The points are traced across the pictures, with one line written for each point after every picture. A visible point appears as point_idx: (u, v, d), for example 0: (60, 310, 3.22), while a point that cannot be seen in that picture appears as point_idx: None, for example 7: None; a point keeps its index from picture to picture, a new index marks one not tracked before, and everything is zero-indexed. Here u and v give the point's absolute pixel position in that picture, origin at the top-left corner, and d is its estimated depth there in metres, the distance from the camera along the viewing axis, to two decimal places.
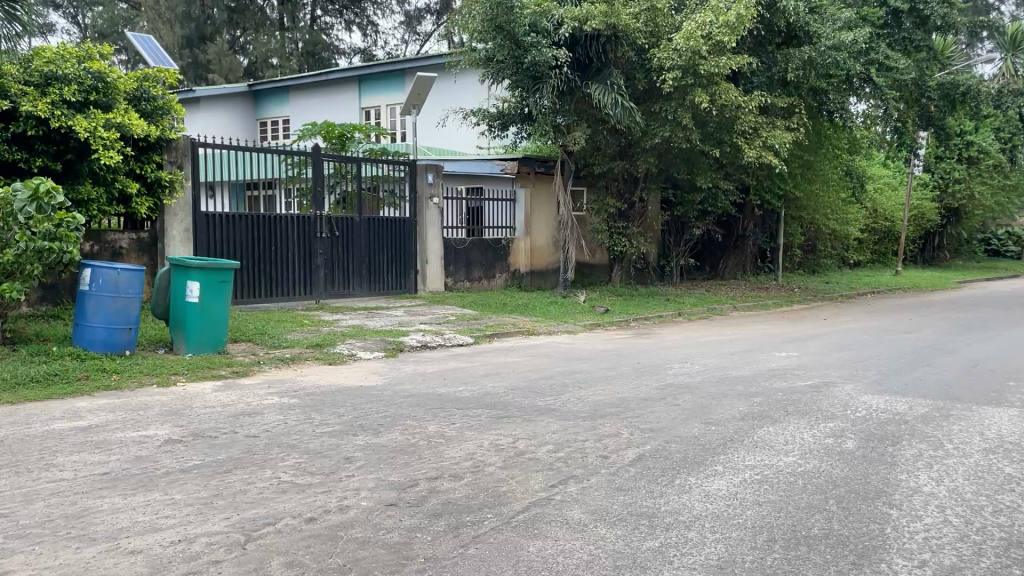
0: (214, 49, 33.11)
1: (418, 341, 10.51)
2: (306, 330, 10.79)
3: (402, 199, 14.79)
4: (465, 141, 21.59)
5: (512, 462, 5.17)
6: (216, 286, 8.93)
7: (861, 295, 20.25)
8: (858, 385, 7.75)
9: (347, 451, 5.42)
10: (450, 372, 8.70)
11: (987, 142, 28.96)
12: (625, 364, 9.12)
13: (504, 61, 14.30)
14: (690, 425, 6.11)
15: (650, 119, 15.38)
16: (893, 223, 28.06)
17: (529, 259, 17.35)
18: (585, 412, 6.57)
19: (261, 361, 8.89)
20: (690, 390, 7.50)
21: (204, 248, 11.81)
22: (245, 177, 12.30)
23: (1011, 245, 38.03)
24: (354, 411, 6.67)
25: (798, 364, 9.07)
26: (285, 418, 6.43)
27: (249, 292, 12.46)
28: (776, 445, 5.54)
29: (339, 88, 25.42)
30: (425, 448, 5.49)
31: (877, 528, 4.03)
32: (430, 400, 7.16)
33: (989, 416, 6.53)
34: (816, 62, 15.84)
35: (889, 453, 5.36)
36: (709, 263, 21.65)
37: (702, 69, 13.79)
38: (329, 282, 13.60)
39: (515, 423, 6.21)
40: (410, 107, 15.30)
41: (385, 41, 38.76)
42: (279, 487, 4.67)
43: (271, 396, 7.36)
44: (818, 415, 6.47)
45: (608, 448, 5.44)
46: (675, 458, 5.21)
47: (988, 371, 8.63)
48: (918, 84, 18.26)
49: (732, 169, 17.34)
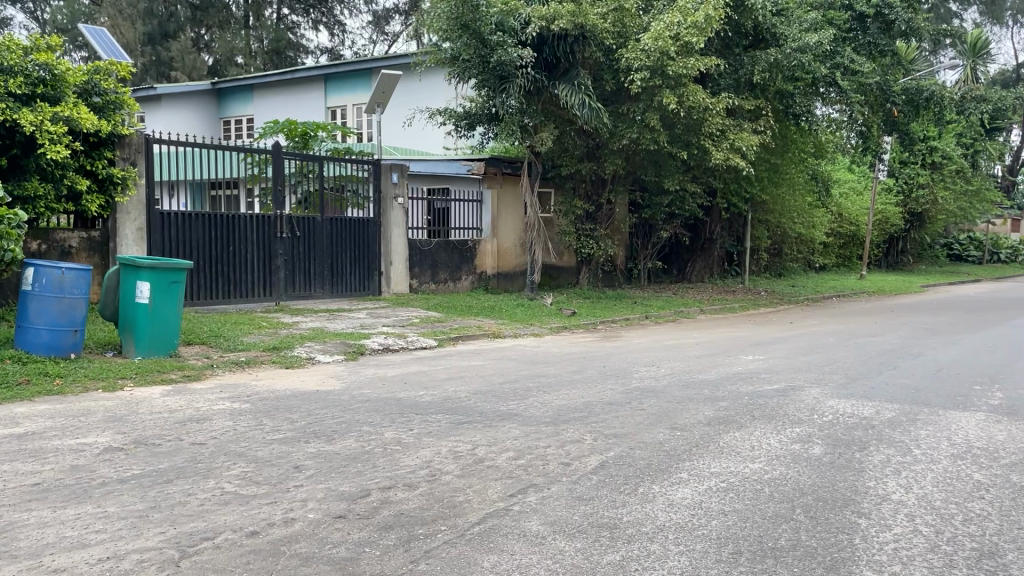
0: (177, 47, 32.59)
1: (380, 344, 10.27)
2: (264, 332, 10.50)
3: (367, 200, 14.51)
4: (432, 142, 21.35)
5: (470, 469, 4.96)
6: (167, 287, 8.59)
7: (827, 299, 20.34)
8: (825, 388, 7.66)
9: (297, 459, 5.17)
10: (412, 376, 8.48)
11: (950, 148, 29.51)
12: (590, 368, 8.95)
13: (470, 60, 14.11)
14: (654, 430, 5.95)
15: (618, 120, 15.29)
16: (858, 227, 28.31)
17: (495, 261, 17.16)
18: (548, 418, 6.38)
19: (215, 365, 8.58)
20: (656, 395, 7.34)
21: (159, 248, 11.46)
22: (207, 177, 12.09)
23: (973, 249, 38.58)
24: (308, 416, 6.41)
25: (765, 367, 8.96)
26: (234, 425, 6.15)
27: (206, 293, 12.11)
28: (742, 451, 5.39)
29: (305, 88, 25.05)
30: (379, 455, 5.26)
31: (845, 538, 3.88)
32: (388, 404, 6.92)
33: (956, 420, 6.45)
34: (782, 64, 15.89)
35: (856, 459, 5.24)
36: (676, 266, 21.64)
37: (670, 69, 13.72)
38: (290, 284, 13.28)
39: (476, 429, 6.00)
40: (375, 105, 15.10)
41: (352, 41, 38.41)
42: (222, 498, 4.41)
43: (223, 401, 7.08)
44: (785, 420, 6.34)
45: (570, 455, 5.26)
46: (639, 464, 5.04)
47: (953, 374, 8.61)
48: (883, 89, 18.30)
49: (699, 172, 17.28)
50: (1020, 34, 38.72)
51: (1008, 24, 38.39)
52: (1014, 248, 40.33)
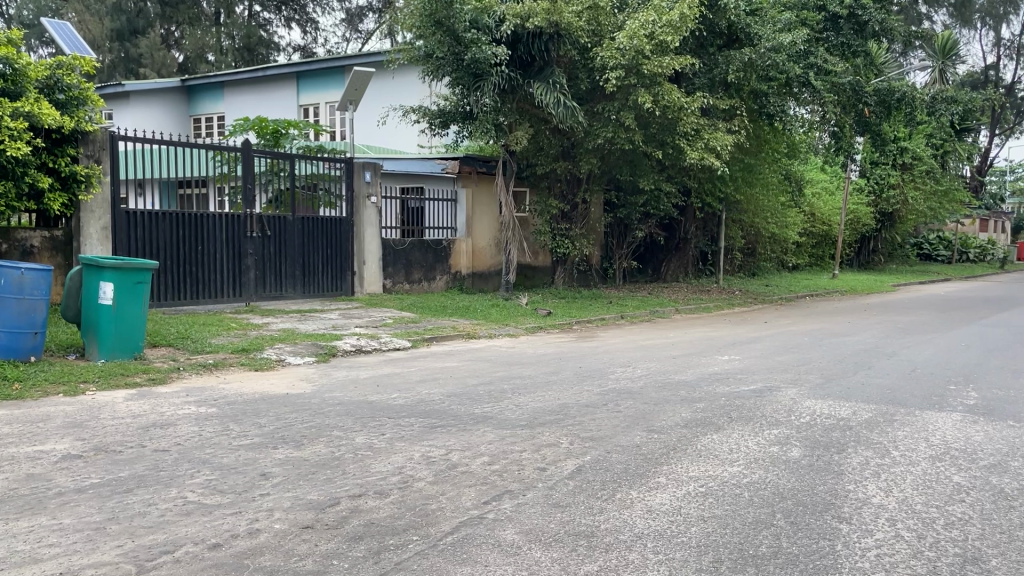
0: (146, 43, 32.10)
1: (352, 345, 10.08)
2: (234, 333, 10.27)
3: (339, 199, 14.31)
4: (406, 141, 21.13)
5: (444, 476, 4.83)
6: (132, 288, 8.35)
7: (800, 298, 20.39)
8: (802, 389, 7.62)
9: (264, 466, 5.01)
10: (386, 378, 8.32)
11: (920, 148, 29.85)
12: (566, 369, 8.84)
13: (444, 57, 13.95)
14: (632, 433, 5.84)
15: (593, 119, 15.22)
16: (830, 227, 28.54)
17: (470, 261, 17.00)
18: (523, 421, 6.26)
19: (182, 368, 8.36)
20: (633, 396, 7.25)
21: (125, 249, 11.18)
22: (177, 176, 11.84)
23: (942, 249, 39.01)
24: (276, 421, 6.23)
25: (740, 368, 8.92)
26: (200, 430, 5.96)
27: (173, 294, 11.84)
28: (720, 454, 5.31)
29: (277, 85, 24.73)
30: (349, 462, 5.11)
31: (827, 545, 3.80)
32: (359, 408, 6.76)
33: (932, 421, 6.43)
34: (757, 64, 15.92)
35: (835, 462, 5.17)
36: (651, 266, 21.61)
37: (646, 68, 13.67)
38: (260, 284, 13.04)
39: (450, 433, 5.87)
40: (347, 103, 14.89)
41: (324, 38, 38.08)
42: (184, 509, 4.25)
43: (189, 405, 6.88)
44: (763, 422, 6.28)
45: (546, 460, 5.14)
46: (617, 469, 4.93)
47: (928, 374, 8.62)
48: (854, 88, 18.28)
49: (674, 171, 17.26)
50: (988, 36, 39.22)
51: (978, 26, 38.83)
52: (982, 246, 40.86)
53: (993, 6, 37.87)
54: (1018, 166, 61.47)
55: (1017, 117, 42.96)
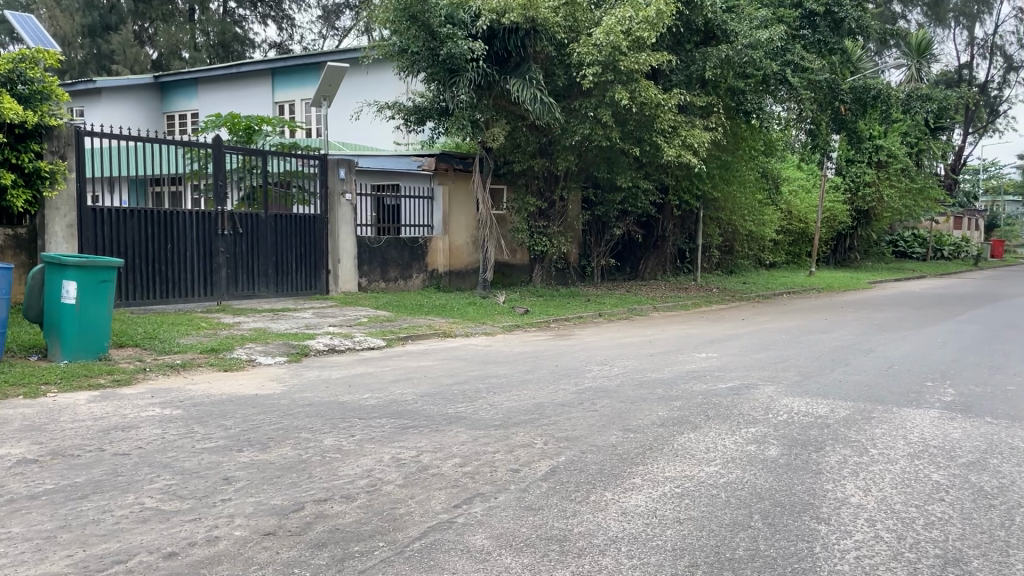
0: (118, 39, 31.64)
1: (325, 345, 9.89)
2: (203, 333, 10.04)
3: (313, 196, 14.10)
4: (382, 138, 20.92)
5: (414, 478, 4.68)
6: (96, 287, 8.12)
7: (778, 296, 20.40)
8: (779, 387, 7.54)
9: (227, 470, 4.84)
10: (358, 377, 8.15)
11: (895, 146, 30.05)
12: (542, 367, 8.72)
13: (419, 53, 13.78)
14: (607, 433, 5.73)
15: (570, 116, 15.10)
16: (807, 225, 28.63)
17: (447, 259, 16.84)
18: (497, 421, 6.13)
19: (148, 368, 8.14)
20: (609, 395, 7.13)
21: (91, 247, 10.93)
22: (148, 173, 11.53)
23: (917, 246, 39.32)
24: (243, 423, 6.05)
25: (718, 366, 8.84)
26: (163, 433, 5.78)
27: (142, 293, 11.59)
28: (697, 454, 5.20)
29: (252, 82, 24.40)
30: (316, 465, 4.95)
31: (805, 547, 3.70)
32: (330, 409, 6.59)
33: (910, 418, 6.37)
34: (733, 61, 15.89)
35: (813, 461, 5.09)
36: (629, 264, 21.54)
37: (623, 65, 13.60)
38: (232, 283, 12.80)
39: (421, 434, 5.73)
40: (321, 98, 14.69)
41: (301, 35, 37.77)
42: (140, 516, 4.08)
43: (153, 407, 6.67)
44: (740, 420, 6.18)
45: (519, 461, 5.01)
46: (591, 469, 4.81)
47: (904, 371, 8.59)
48: (830, 86, 18.31)
49: (652, 168, 17.18)
50: (961, 36, 39.61)
51: (951, 26, 39.19)
52: (956, 244, 41.25)
53: (967, 6, 38.25)
54: (991, 164, 62.21)
55: (989, 116, 43.44)
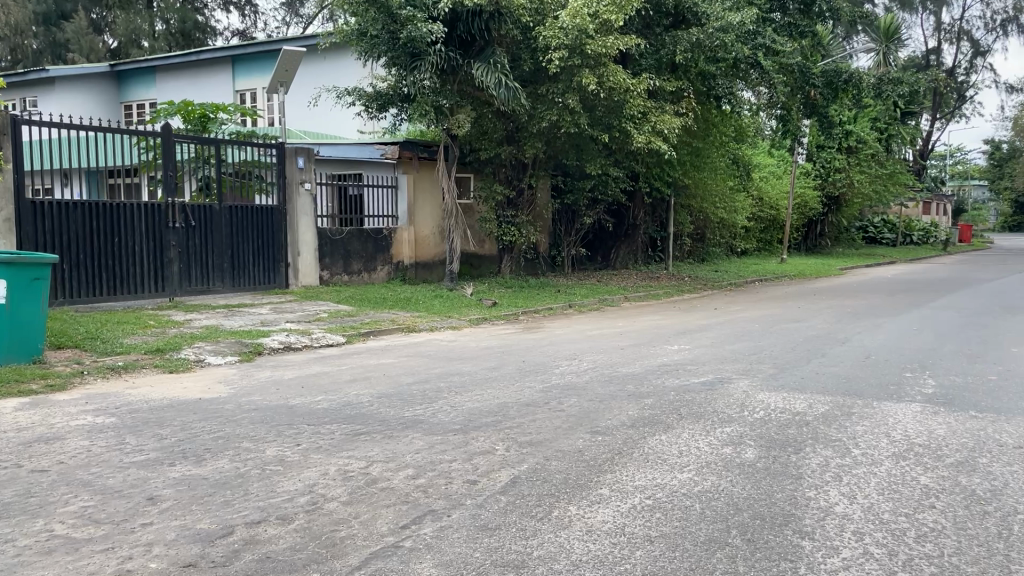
0: (72, 27, 30.66)
1: (280, 342, 9.41)
2: (150, 332, 9.49)
3: (272, 186, 13.57)
4: (345, 126, 20.34)
5: (359, 495, 4.25)
6: (27, 285, 7.54)
7: (749, 283, 20.22)
8: (755, 381, 7.21)
9: (153, 488, 4.39)
10: (312, 378, 7.68)
11: (865, 132, 30.02)
12: (508, 363, 8.31)
13: (379, 36, 13.22)
14: (574, 436, 5.34)
15: (537, 102, 14.65)
16: (778, 211, 28.48)
17: (412, 250, 16.36)
18: (457, 424, 5.72)
19: (86, 372, 7.60)
20: (577, 393, 6.75)
21: (31, 240, 10.31)
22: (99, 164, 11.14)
23: (886, 232, 39.56)
24: (180, 432, 5.58)
25: (691, 358, 8.48)
26: (89, 445, 5.29)
27: (88, 290, 10.98)
28: (669, 458, 4.83)
29: (212, 69, 23.67)
30: (253, 480, 4.50)
31: (789, 567, 3.35)
32: (278, 414, 6.14)
33: (892, 413, 6.07)
34: (704, 45, 15.57)
35: (793, 464, 4.72)
36: (600, 253, 21.16)
37: (590, 48, 13.17)
38: (184, 278, 12.22)
39: (373, 441, 5.31)
40: (278, 84, 14.09)
41: (264, 22, 37.00)
42: (46, 545, 3.63)
43: (85, 415, 6.16)
44: (714, 419, 5.82)
45: (478, 471, 4.60)
46: (556, 480, 4.41)
47: (882, 361, 8.31)
48: (801, 70, 17.88)
49: (622, 156, 16.78)
50: (928, 21, 39.82)
51: (919, 11, 39.26)
52: (925, 229, 41.58)
53: None
54: (958, 147, 62.83)
55: (957, 102, 43.77)
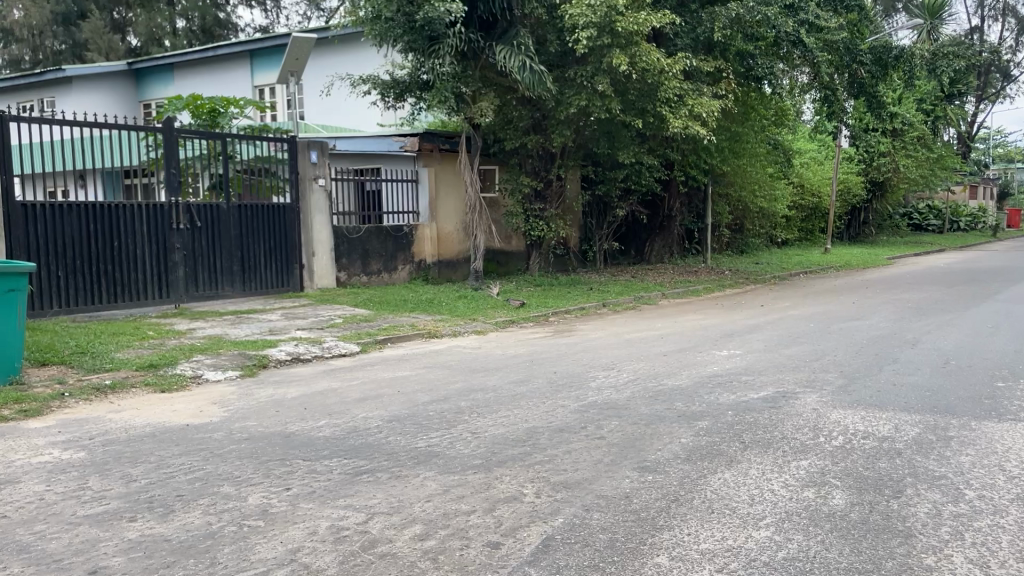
0: (89, 27, 30.13)
1: (287, 354, 8.57)
2: (146, 344, 8.72)
3: (285, 183, 12.81)
4: (364, 118, 19.54)
5: (351, 566, 3.37)
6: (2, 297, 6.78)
7: (794, 276, 19.07)
8: (824, 395, 6.21)
9: (100, 557, 3.54)
10: (318, 396, 6.82)
11: (910, 114, 28.68)
12: (538, 377, 7.37)
13: (393, 18, 12.31)
14: (618, 475, 4.41)
15: (564, 86, 13.66)
16: (820, 198, 27.20)
17: (435, 248, 15.54)
18: (477, 459, 4.82)
19: (69, 394, 6.81)
20: (618, 414, 5.81)
21: (22, 246, 9.58)
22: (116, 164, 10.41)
23: (932, 218, 37.85)
24: (153, 472, 4.75)
25: (744, 367, 7.51)
26: (45, 491, 4.46)
27: (85, 299, 10.25)
28: (739, 508, 3.88)
29: (230, 65, 22.99)
30: (224, 543, 3.64)
31: None
32: (272, 445, 5.29)
33: (999, 437, 5.07)
34: (744, 19, 14.62)
35: (897, 516, 3.76)
36: (634, 247, 20.24)
37: (620, 26, 12.13)
38: (191, 282, 11.46)
39: (378, 483, 4.43)
40: (288, 74, 13.25)
41: (286, 16, 36.31)
42: None
43: (52, 449, 5.34)
44: (786, 447, 4.87)
45: (501, 527, 3.71)
46: (598, 543, 3.50)
47: (965, 368, 7.26)
48: (847, 47, 16.46)
49: (655, 142, 15.75)
50: None
51: None
52: (972, 215, 39.98)
53: None
54: (1004, 128, 60.59)
55: (1002, 81, 41.88)
